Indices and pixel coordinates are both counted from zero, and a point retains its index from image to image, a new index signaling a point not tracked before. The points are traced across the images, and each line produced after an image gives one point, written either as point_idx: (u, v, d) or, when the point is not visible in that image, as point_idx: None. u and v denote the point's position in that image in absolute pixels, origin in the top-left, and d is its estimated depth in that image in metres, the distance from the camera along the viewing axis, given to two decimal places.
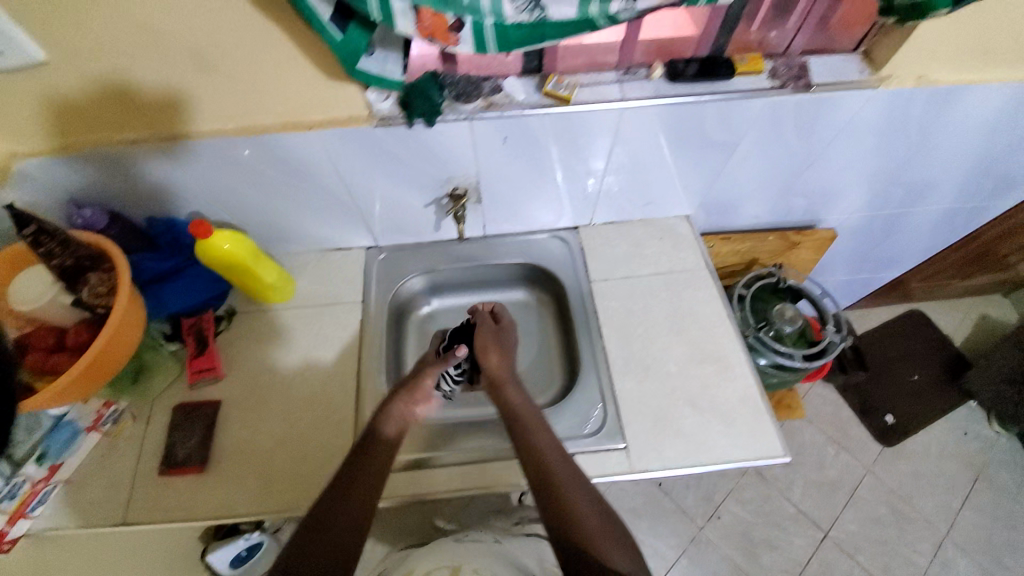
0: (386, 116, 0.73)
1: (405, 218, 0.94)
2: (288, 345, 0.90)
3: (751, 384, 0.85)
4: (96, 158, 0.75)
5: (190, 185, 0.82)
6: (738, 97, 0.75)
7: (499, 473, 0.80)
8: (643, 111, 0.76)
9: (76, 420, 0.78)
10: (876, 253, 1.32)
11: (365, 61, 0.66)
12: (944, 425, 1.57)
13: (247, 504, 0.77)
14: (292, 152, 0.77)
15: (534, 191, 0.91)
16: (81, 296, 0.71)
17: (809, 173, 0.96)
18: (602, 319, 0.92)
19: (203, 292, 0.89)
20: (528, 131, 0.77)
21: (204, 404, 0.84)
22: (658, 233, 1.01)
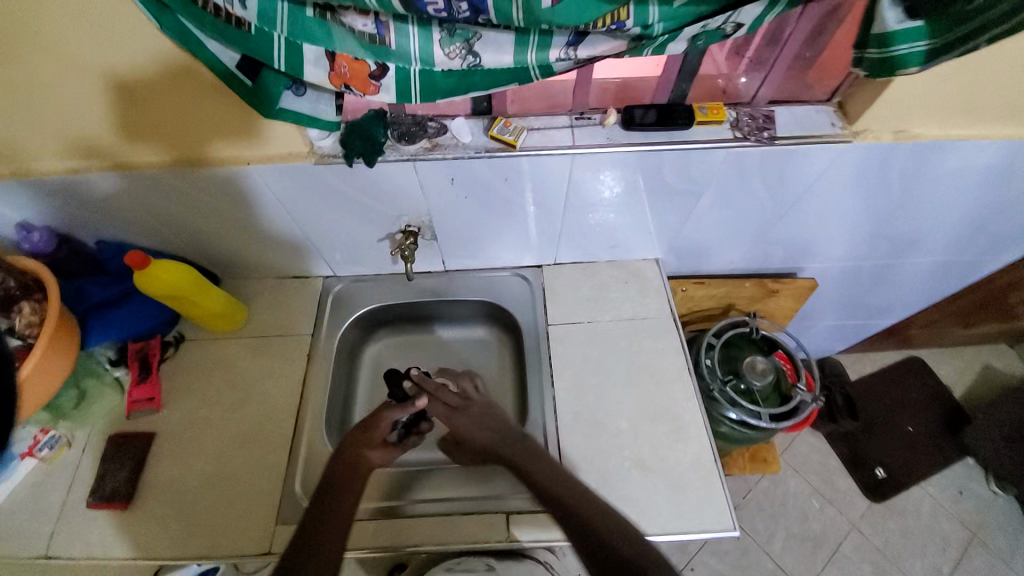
0: (326, 153, 0.72)
1: (361, 250, 0.92)
2: (233, 377, 0.89)
3: (706, 447, 0.80)
4: (37, 185, 0.74)
5: (137, 211, 0.81)
6: (699, 148, 0.72)
7: (429, 529, 0.77)
8: (597, 157, 0.72)
9: (13, 446, 0.79)
10: (863, 301, 1.26)
11: (292, 103, 0.65)
12: (938, 482, 1.49)
13: (169, 546, 0.74)
14: (236, 185, 0.76)
15: (492, 230, 0.89)
16: (13, 325, 0.69)
17: (783, 223, 0.91)
18: (557, 366, 0.89)
19: (150, 319, 0.87)
20: (478, 174, 0.74)
21: (139, 436, 0.82)
22: (625, 276, 0.98)
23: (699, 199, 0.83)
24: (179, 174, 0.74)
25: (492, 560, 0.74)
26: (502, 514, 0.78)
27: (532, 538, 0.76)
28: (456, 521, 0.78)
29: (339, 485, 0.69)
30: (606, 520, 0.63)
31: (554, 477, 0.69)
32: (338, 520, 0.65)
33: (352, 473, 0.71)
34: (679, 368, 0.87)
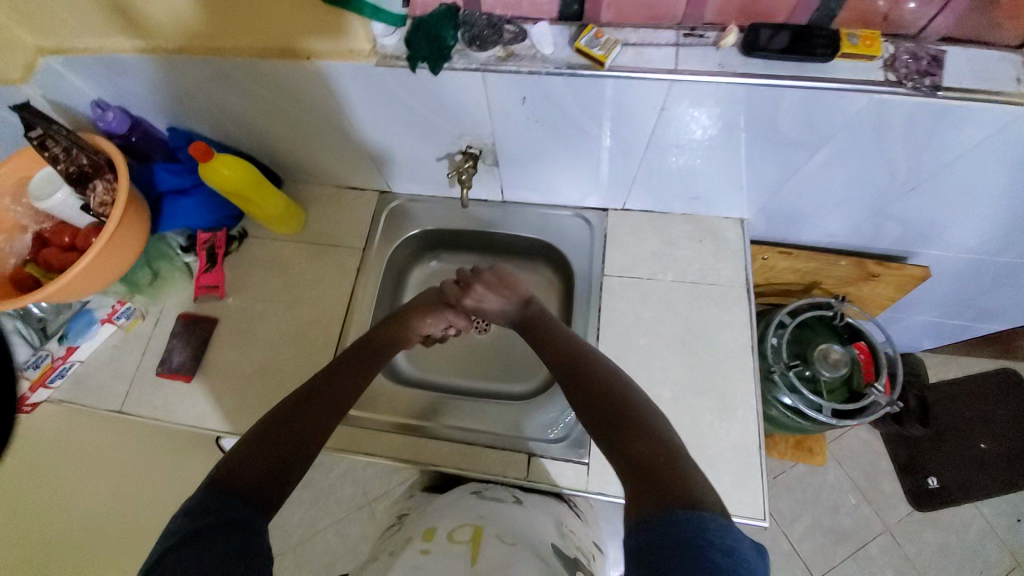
0: (390, 53, 0.64)
1: (418, 168, 0.87)
2: (286, 279, 0.91)
3: (751, 432, 0.74)
4: (108, 63, 0.73)
5: (202, 100, 0.79)
6: (831, 89, 0.57)
7: (453, 454, 0.80)
8: (698, 87, 0.60)
9: (93, 310, 0.87)
10: (979, 301, 1.07)
11: None
12: (999, 506, 1.34)
13: (222, 421, 0.82)
14: (295, 81, 0.71)
15: (558, 163, 0.80)
16: (88, 203, 0.73)
17: (909, 197, 0.75)
18: (605, 320, 0.83)
19: (218, 211, 0.90)
20: (553, 95, 0.64)
21: (204, 319, 0.88)
22: (699, 233, 0.87)
23: (814, 154, 0.68)
24: (241, 65, 0.69)
25: (519, 494, 0.76)
26: (523, 456, 0.79)
27: (554, 483, 0.77)
28: (479, 452, 0.80)
29: (337, 373, 0.70)
30: (642, 425, 0.56)
31: (602, 382, 0.64)
32: (330, 405, 0.65)
33: (356, 367, 0.72)
34: (741, 344, 0.79)
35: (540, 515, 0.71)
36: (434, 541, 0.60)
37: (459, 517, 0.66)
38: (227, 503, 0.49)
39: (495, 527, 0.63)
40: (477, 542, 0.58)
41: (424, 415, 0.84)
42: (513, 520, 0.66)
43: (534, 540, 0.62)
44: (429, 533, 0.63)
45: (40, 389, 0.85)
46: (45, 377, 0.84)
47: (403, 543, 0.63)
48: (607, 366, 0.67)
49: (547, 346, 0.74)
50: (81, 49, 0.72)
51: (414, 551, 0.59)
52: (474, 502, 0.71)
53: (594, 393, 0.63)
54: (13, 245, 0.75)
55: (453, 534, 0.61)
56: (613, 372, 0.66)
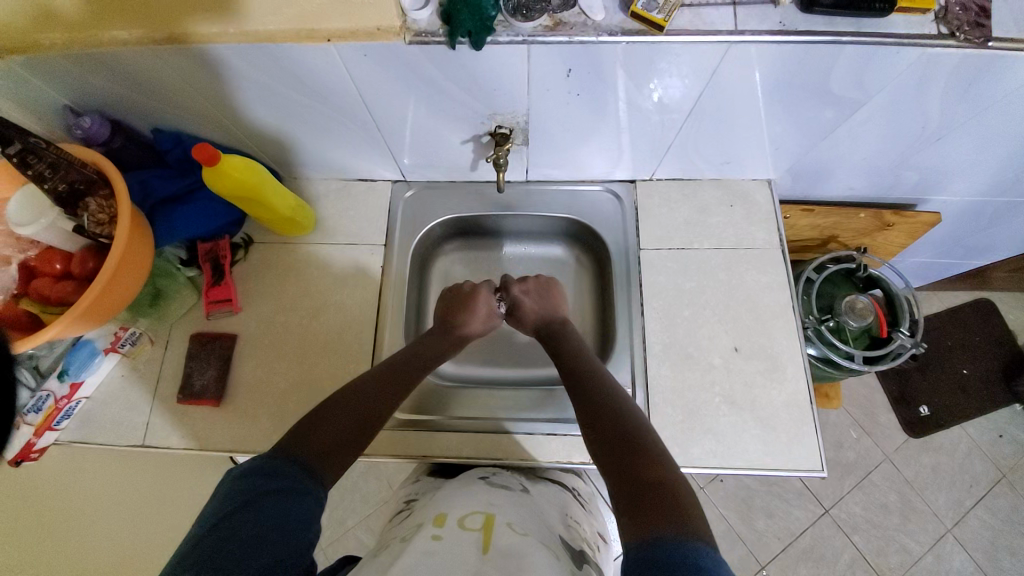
0: (422, 30, 0.58)
1: (439, 154, 0.82)
2: (307, 284, 0.85)
3: (801, 390, 0.77)
4: (85, 61, 0.62)
5: (197, 95, 0.69)
6: (890, 43, 0.57)
7: (507, 444, 0.77)
8: (751, 46, 0.58)
9: (94, 341, 0.77)
10: (972, 241, 1.13)
11: None
12: (981, 424, 1.46)
13: (261, 441, 0.77)
14: (309, 68, 0.63)
15: (590, 135, 0.76)
16: (83, 223, 0.66)
17: (932, 149, 0.77)
18: (649, 293, 0.82)
19: (219, 218, 0.82)
20: (601, 63, 0.61)
21: (221, 336, 0.81)
22: (729, 198, 0.87)
23: (854, 111, 0.69)
24: (243, 49, 0.60)
25: (527, 482, 0.74)
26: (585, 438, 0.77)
27: None
28: (535, 442, 0.77)
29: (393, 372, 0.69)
30: (648, 451, 0.56)
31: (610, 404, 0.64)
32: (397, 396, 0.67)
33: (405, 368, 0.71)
34: (783, 305, 0.81)
35: (548, 507, 0.68)
36: (447, 527, 0.55)
37: (468, 503, 0.62)
38: (281, 475, 0.50)
39: (506, 516, 0.59)
40: (490, 529, 0.55)
41: (464, 407, 0.81)
42: (522, 508, 0.64)
43: (546, 533, 0.59)
44: (439, 518, 0.58)
45: (47, 432, 0.76)
46: (49, 420, 0.75)
47: (410, 529, 0.58)
48: (614, 389, 0.67)
49: (564, 366, 0.72)
50: (37, 45, 0.60)
51: (426, 535, 0.54)
52: (485, 489, 0.67)
53: (599, 418, 0.63)
54: None
55: (464, 520, 0.57)
56: (616, 396, 0.66)
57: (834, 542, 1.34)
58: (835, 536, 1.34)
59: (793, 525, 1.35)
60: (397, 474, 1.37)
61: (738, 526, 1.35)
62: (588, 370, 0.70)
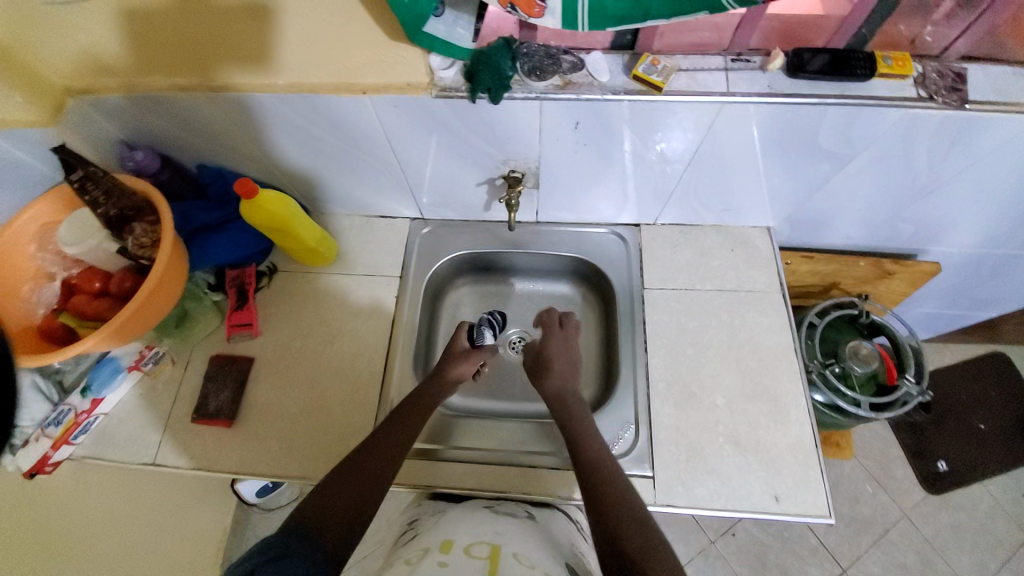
0: (446, 85, 0.65)
1: (456, 194, 0.88)
2: (325, 311, 0.90)
3: (805, 433, 0.77)
4: (149, 103, 0.71)
5: (241, 135, 0.77)
6: (871, 105, 0.62)
7: (511, 477, 0.77)
8: (744, 105, 0.64)
9: (118, 358, 0.81)
10: (976, 293, 1.15)
11: (433, 24, 0.63)
12: (1005, 484, 1.39)
13: (268, 463, 0.78)
14: (345, 114, 0.70)
15: (597, 181, 0.82)
16: (127, 245, 0.72)
17: (924, 202, 0.81)
18: (652, 332, 0.85)
19: (247, 246, 0.88)
20: (606, 117, 0.67)
21: (240, 358, 0.85)
22: (730, 243, 0.91)
23: (844, 165, 0.74)
24: (289, 97, 0.67)
25: (531, 509, 0.76)
26: None
27: None
28: (540, 474, 0.78)
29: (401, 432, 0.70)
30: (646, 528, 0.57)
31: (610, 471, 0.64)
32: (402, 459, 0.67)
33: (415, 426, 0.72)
34: (785, 347, 0.82)
35: (552, 534, 0.70)
36: (453, 554, 0.58)
37: (474, 530, 0.64)
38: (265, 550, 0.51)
39: (512, 546, 0.61)
40: (496, 559, 0.57)
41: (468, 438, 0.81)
42: (528, 535, 0.66)
43: (551, 562, 0.61)
44: (445, 544, 0.60)
45: (63, 447, 0.79)
46: (67, 434, 0.79)
47: (417, 554, 0.60)
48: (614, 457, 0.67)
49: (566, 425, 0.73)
50: (107, 90, 0.69)
51: (433, 563, 0.56)
52: (489, 515, 0.69)
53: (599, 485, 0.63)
54: (39, 295, 0.73)
55: (470, 547, 0.59)
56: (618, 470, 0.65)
57: None
58: None
59: None
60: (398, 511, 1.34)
61: None
62: (592, 446, 0.68)
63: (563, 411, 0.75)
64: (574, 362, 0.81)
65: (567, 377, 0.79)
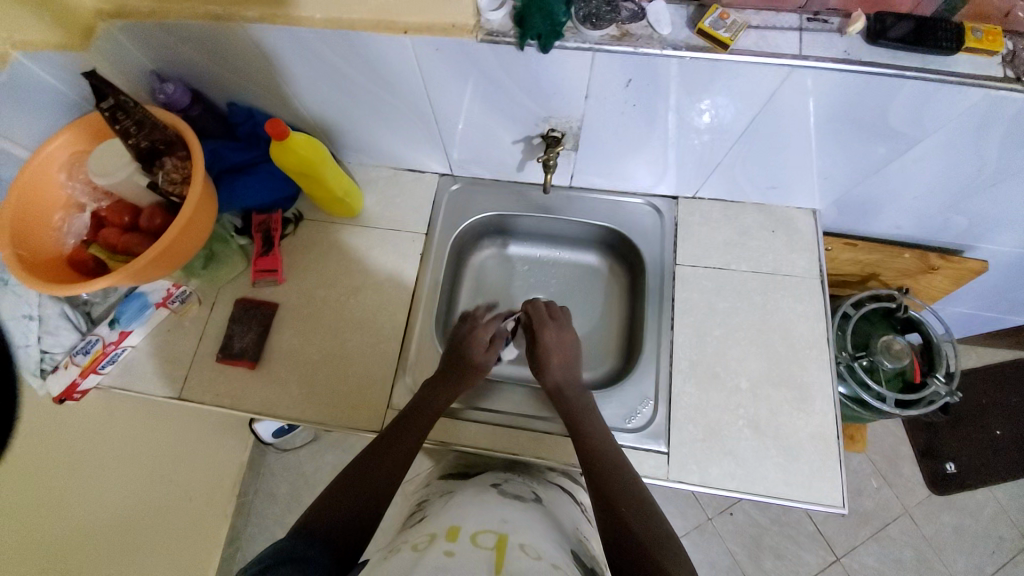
0: (493, 30, 0.61)
1: (490, 151, 0.85)
2: (349, 263, 0.89)
3: (828, 424, 0.75)
4: (179, 30, 0.67)
5: (273, 73, 0.74)
6: (955, 81, 0.57)
7: (530, 440, 0.78)
8: (815, 71, 0.59)
9: (146, 294, 0.82)
10: (1021, 296, 1.10)
11: None
12: (1013, 490, 1.38)
13: (289, 407, 0.80)
14: (382, 56, 0.66)
15: (639, 147, 0.78)
16: (157, 180, 0.71)
17: (988, 195, 0.76)
18: (680, 309, 0.82)
19: (276, 191, 0.86)
20: (660, 75, 0.62)
21: (264, 304, 0.85)
22: (771, 223, 0.87)
23: (908, 148, 0.69)
24: (325, 33, 0.64)
25: (537, 489, 0.76)
26: None
27: None
28: (556, 441, 0.78)
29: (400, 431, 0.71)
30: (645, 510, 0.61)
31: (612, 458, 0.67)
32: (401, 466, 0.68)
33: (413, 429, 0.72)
34: (817, 336, 0.80)
35: (560, 518, 0.70)
36: (459, 542, 0.55)
37: (482, 518, 0.62)
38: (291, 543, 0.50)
39: (519, 536, 0.58)
40: (503, 550, 0.54)
41: (482, 402, 0.81)
42: (534, 525, 0.64)
43: (557, 553, 0.59)
44: (452, 532, 0.58)
45: (90, 375, 0.81)
46: (94, 364, 0.80)
47: (423, 539, 0.58)
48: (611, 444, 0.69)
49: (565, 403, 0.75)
50: (139, 13, 0.66)
51: (439, 549, 0.53)
52: (497, 500, 0.68)
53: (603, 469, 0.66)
54: (70, 225, 0.72)
55: (477, 537, 0.56)
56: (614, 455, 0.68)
57: None
58: None
59: (801, 569, 1.30)
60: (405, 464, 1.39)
61: (743, 563, 1.31)
62: (606, 458, 0.67)
63: (568, 418, 0.73)
64: (572, 360, 0.80)
65: (568, 376, 0.78)
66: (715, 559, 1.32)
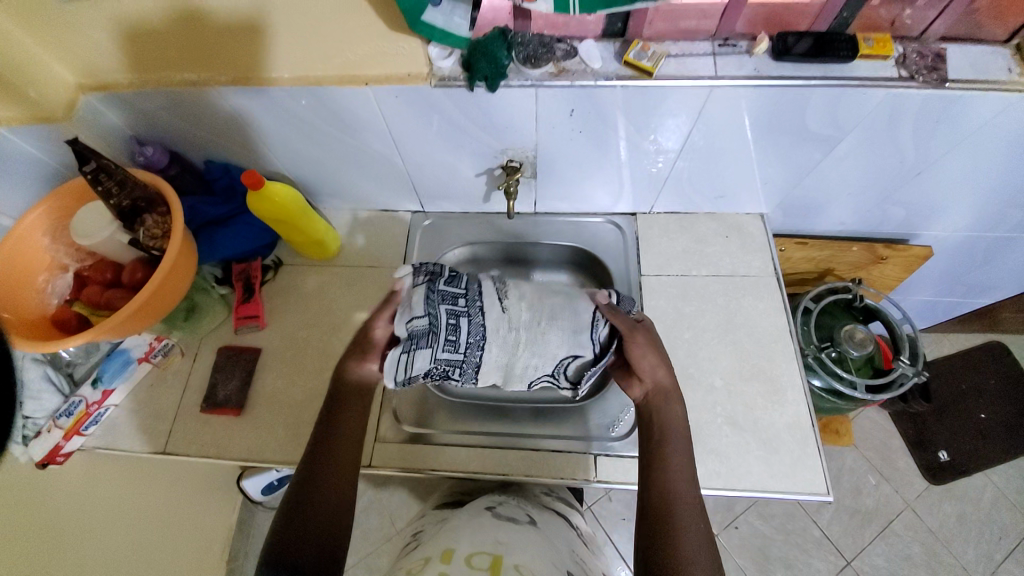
0: (445, 76, 0.68)
1: (456, 185, 0.91)
2: (330, 302, 0.92)
3: (803, 413, 0.78)
4: (157, 97, 0.73)
5: (248, 130, 0.80)
6: (855, 86, 0.65)
7: (517, 461, 0.78)
8: (733, 89, 0.66)
9: (129, 350, 0.84)
10: (970, 278, 1.16)
11: (432, 13, 0.64)
12: (1006, 472, 1.40)
13: (274, 450, 0.80)
14: (347, 106, 0.72)
15: (593, 169, 0.84)
16: (138, 237, 0.74)
17: (915, 184, 0.83)
18: (649, 316, 0.86)
19: (254, 240, 0.90)
20: (600, 103, 0.69)
21: (246, 349, 0.87)
22: (725, 230, 0.93)
23: (833, 148, 0.76)
24: (293, 91, 0.70)
25: (531, 512, 0.74)
26: (589, 455, 0.78)
27: (620, 481, 0.76)
28: (544, 459, 0.78)
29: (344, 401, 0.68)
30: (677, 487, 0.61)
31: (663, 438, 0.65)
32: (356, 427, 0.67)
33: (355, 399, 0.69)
34: (781, 329, 0.84)
35: (554, 540, 0.68)
36: (453, 563, 0.52)
37: (476, 540, 0.58)
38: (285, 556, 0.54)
39: (516, 557, 0.55)
40: (498, 571, 0.50)
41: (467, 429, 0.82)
42: (528, 544, 0.60)
43: (551, 570, 0.55)
44: (447, 554, 0.54)
45: (74, 438, 0.81)
46: (77, 425, 0.80)
47: (417, 563, 0.54)
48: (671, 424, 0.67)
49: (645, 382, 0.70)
50: (120, 86, 0.72)
51: (432, 573, 0.50)
52: (494, 522, 0.65)
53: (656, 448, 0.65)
54: (54, 286, 0.76)
55: (472, 558, 0.53)
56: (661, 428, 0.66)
57: None
58: None
59: None
60: (400, 508, 1.35)
61: None
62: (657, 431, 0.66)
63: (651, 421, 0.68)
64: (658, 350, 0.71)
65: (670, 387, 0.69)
66: None
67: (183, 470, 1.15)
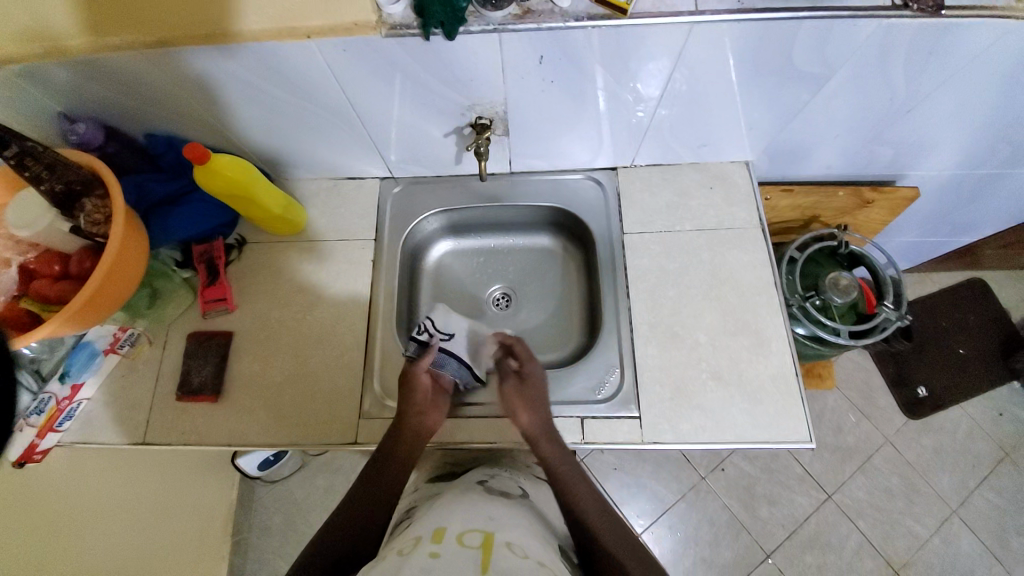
0: (396, 23, 0.61)
1: (425, 148, 0.85)
2: (301, 280, 0.88)
3: (788, 364, 0.78)
4: (73, 65, 0.65)
5: (188, 98, 0.72)
6: (846, 16, 0.59)
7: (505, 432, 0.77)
8: (715, 25, 0.60)
9: (94, 341, 0.80)
10: (955, 217, 1.15)
11: None
12: (979, 403, 1.45)
13: (258, 435, 0.78)
14: (292, 64, 0.65)
15: (570, 122, 0.79)
16: (79, 224, 0.69)
17: (905, 121, 0.79)
18: (632, 276, 0.84)
19: (211, 219, 0.85)
20: (572, 48, 0.63)
21: (217, 334, 0.83)
22: (709, 180, 0.89)
23: (822, 87, 0.71)
24: (232, 49, 0.63)
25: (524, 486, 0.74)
26: (576, 419, 0.77)
27: (607, 441, 0.76)
28: None
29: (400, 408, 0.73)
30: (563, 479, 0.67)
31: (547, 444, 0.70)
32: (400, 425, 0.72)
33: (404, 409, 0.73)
34: (766, 281, 0.82)
35: (545, 514, 0.68)
36: (445, 543, 0.51)
37: (468, 517, 0.58)
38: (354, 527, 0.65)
39: (507, 534, 0.54)
40: (490, 549, 0.50)
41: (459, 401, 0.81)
42: (519, 520, 0.60)
43: (542, 546, 0.55)
44: (438, 533, 0.54)
45: (49, 434, 0.77)
46: (51, 421, 0.77)
47: (407, 544, 0.54)
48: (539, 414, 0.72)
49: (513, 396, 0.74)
50: (30, 53, 0.64)
51: (422, 553, 0.50)
52: (485, 499, 0.65)
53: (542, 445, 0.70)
54: None
55: (464, 537, 0.52)
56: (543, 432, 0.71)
57: (838, 527, 1.33)
58: (840, 521, 1.34)
59: (796, 511, 1.34)
60: None
61: (740, 515, 1.34)
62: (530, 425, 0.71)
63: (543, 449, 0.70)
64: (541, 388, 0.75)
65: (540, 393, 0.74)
66: (715, 516, 1.34)
67: (173, 455, 1.15)
